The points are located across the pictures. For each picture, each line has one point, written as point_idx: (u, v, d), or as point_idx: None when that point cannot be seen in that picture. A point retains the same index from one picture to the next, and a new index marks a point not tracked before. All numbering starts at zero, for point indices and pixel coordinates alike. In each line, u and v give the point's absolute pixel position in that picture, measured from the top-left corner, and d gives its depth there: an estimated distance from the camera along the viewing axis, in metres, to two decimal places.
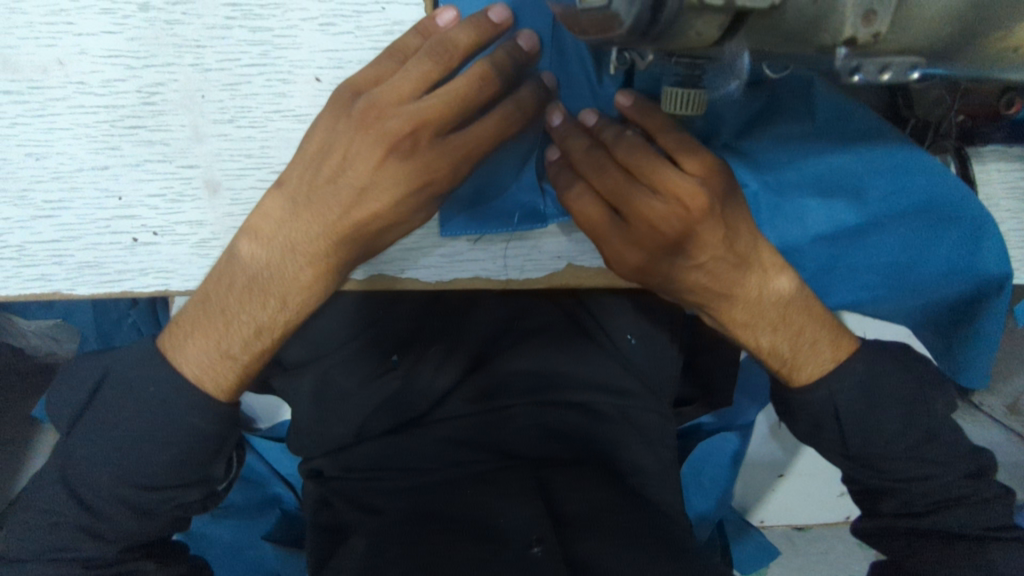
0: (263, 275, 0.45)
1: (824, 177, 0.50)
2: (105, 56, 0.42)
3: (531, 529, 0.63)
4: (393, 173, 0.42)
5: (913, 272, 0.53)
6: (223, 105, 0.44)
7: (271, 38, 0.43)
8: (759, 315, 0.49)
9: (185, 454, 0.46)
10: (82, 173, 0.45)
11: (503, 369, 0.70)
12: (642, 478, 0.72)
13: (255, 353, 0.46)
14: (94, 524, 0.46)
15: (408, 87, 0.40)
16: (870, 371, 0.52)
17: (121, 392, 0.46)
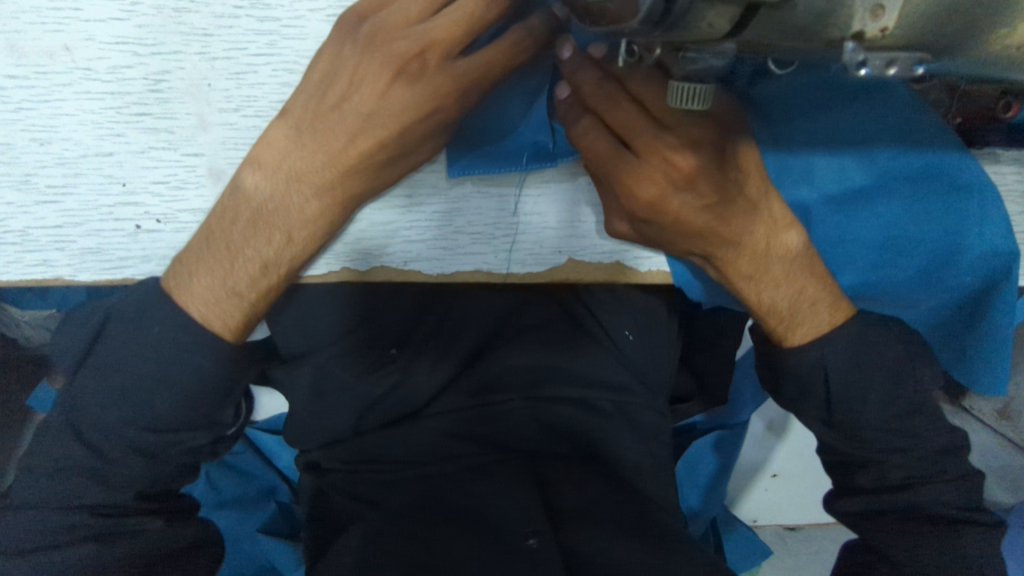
0: (268, 208, 0.45)
1: (834, 143, 0.51)
2: (111, 42, 0.42)
3: (526, 520, 0.62)
4: (400, 98, 0.42)
5: (918, 246, 0.54)
6: (229, 94, 0.44)
7: (279, 28, 0.43)
8: (764, 269, 0.51)
9: (193, 395, 0.47)
10: (87, 159, 0.45)
11: (501, 364, 0.71)
12: (632, 474, 0.74)
13: (261, 290, 0.48)
14: (103, 469, 0.46)
15: (415, 9, 0.40)
16: (861, 332, 0.53)
17: (126, 332, 0.46)
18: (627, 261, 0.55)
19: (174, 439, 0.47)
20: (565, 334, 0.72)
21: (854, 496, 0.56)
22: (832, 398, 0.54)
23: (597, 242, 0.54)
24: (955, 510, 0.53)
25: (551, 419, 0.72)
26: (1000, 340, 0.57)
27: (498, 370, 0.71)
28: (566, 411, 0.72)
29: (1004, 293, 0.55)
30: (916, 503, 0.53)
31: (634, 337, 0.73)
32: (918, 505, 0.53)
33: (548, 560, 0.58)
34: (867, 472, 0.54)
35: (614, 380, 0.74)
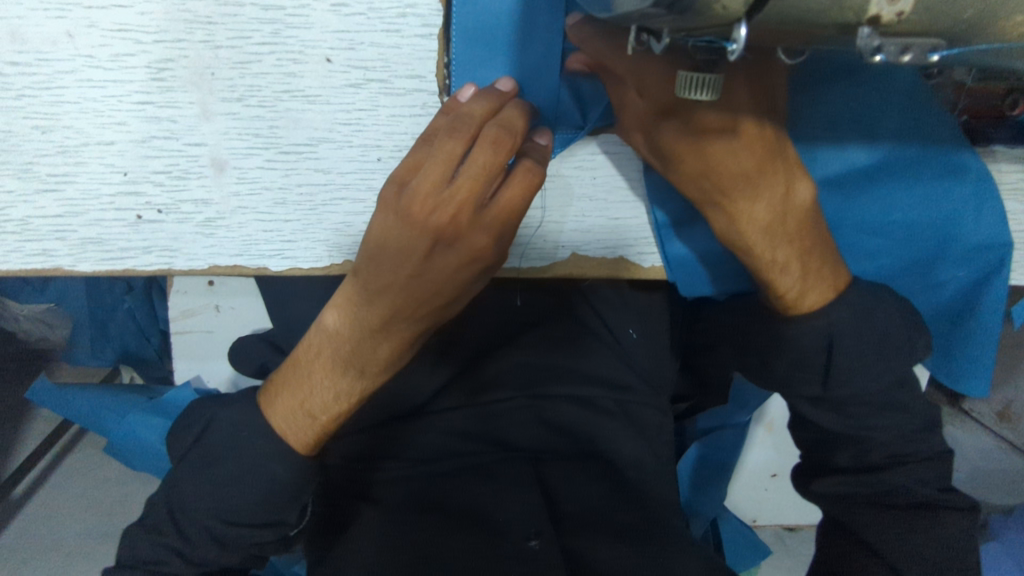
0: (345, 351, 0.48)
1: (838, 127, 0.51)
2: (114, 30, 0.42)
3: (530, 521, 0.63)
4: (442, 260, 0.43)
5: (916, 234, 0.55)
6: (232, 83, 0.44)
7: (283, 17, 0.42)
8: (778, 220, 0.47)
9: (267, 495, 0.51)
10: (88, 148, 0.45)
11: (500, 361, 0.71)
12: (642, 475, 0.72)
13: (334, 413, 0.51)
14: (180, 545, 0.52)
15: (439, 171, 0.39)
16: (864, 304, 0.52)
17: (223, 437, 0.52)
18: (629, 256, 0.55)
19: (243, 533, 0.52)
20: (570, 333, 0.73)
21: (831, 476, 0.56)
22: (831, 363, 0.52)
23: (600, 237, 0.54)
24: (930, 493, 0.54)
25: (554, 419, 0.71)
26: (986, 340, 0.58)
27: (503, 365, 0.71)
28: (567, 411, 0.71)
29: (995, 287, 0.55)
30: (892, 484, 0.53)
31: (638, 336, 0.75)
32: (895, 488, 0.54)
33: (547, 565, 0.60)
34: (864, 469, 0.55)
35: (616, 380, 0.74)
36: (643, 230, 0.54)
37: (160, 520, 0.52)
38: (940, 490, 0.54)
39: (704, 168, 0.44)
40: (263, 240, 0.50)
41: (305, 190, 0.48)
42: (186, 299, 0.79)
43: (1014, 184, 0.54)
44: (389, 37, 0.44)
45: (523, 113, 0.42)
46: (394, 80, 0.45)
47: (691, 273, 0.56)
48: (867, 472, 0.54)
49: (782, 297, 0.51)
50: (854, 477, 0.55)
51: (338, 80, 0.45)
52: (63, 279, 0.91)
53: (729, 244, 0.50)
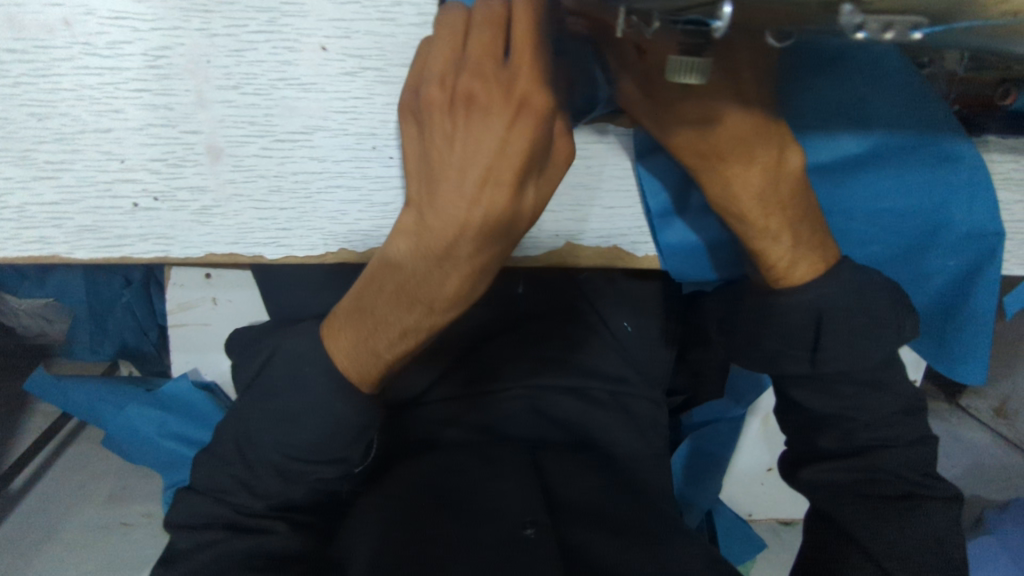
0: (410, 280, 0.47)
1: (831, 115, 0.51)
2: (111, 17, 0.42)
3: (525, 510, 0.61)
4: (482, 126, 0.42)
5: (907, 222, 0.56)
6: (228, 71, 0.44)
7: (279, 5, 0.43)
8: (766, 196, 0.47)
9: (331, 437, 0.50)
10: (85, 135, 0.45)
11: (498, 345, 0.73)
12: (634, 464, 0.73)
13: (399, 351, 0.49)
14: (248, 479, 0.52)
15: (448, 52, 0.41)
16: (853, 283, 0.50)
17: (281, 374, 0.50)
18: (623, 245, 0.55)
19: (308, 469, 0.51)
20: (568, 326, 0.74)
21: (818, 462, 0.58)
22: (819, 341, 0.52)
23: (594, 226, 0.54)
24: (911, 480, 0.56)
25: (551, 410, 0.72)
26: (979, 328, 0.59)
27: (502, 352, 0.72)
28: (565, 403, 0.73)
29: (987, 275, 0.57)
30: (877, 467, 0.55)
31: (633, 328, 0.76)
32: (879, 474, 0.56)
33: (544, 552, 0.57)
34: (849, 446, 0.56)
35: (611, 371, 0.76)
36: (637, 219, 0.54)
37: (229, 458, 0.52)
38: (925, 476, 0.56)
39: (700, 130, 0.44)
40: (258, 228, 0.50)
41: (300, 178, 0.49)
42: (183, 291, 0.79)
43: (1005, 174, 0.54)
44: (384, 26, 0.44)
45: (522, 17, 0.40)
46: (389, 68, 0.46)
47: (689, 259, 0.57)
48: (853, 457, 0.56)
49: (772, 266, 0.51)
50: (842, 461, 0.56)
51: (333, 69, 0.45)
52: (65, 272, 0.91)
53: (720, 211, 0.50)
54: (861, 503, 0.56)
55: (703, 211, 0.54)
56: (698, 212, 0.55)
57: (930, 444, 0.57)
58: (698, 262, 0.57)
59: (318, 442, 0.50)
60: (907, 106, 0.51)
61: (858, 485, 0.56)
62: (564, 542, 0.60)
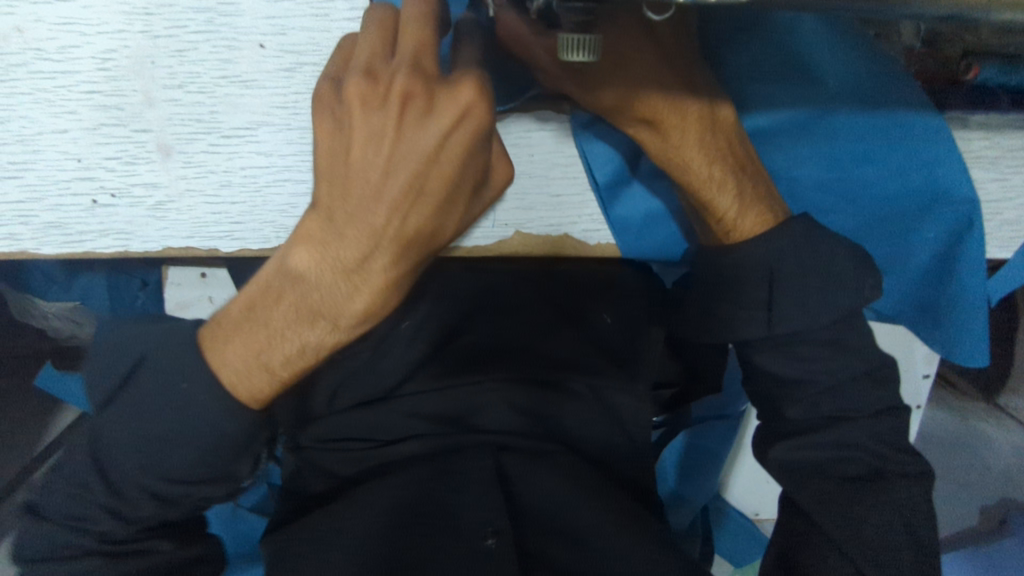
0: (314, 296, 0.42)
1: (773, 76, 0.50)
2: (59, 24, 0.44)
3: (490, 518, 0.61)
4: (415, 130, 0.37)
5: (870, 190, 0.54)
6: (172, 71, 0.46)
7: (215, 6, 0.44)
8: (703, 143, 0.45)
9: (210, 454, 0.45)
10: (43, 137, 0.48)
11: (472, 335, 0.74)
12: (607, 455, 0.73)
13: (294, 370, 0.45)
14: (129, 498, 0.45)
15: (378, 43, 0.38)
16: (806, 235, 0.47)
17: (161, 378, 0.44)
18: (573, 233, 0.56)
19: (186, 490, 0.46)
20: (550, 314, 0.76)
21: (785, 441, 0.50)
22: (773, 299, 0.48)
23: (541, 215, 0.54)
24: (883, 457, 0.49)
25: (525, 403, 0.71)
26: (971, 306, 0.55)
27: (479, 346, 0.73)
28: (544, 398, 0.72)
29: (968, 250, 0.54)
30: (845, 445, 0.49)
31: (612, 321, 0.76)
32: (847, 452, 0.49)
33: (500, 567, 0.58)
34: (817, 426, 0.49)
35: (590, 363, 0.74)
36: (586, 205, 0.55)
37: (89, 477, 0.45)
38: (898, 449, 0.49)
39: (628, 94, 0.41)
40: (212, 222, 0.53)
41: (248, 172, 0.51)
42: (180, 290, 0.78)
43: (976, 152, 0.53)
44: (318, 21, 0.45)
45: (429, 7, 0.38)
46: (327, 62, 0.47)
47: (642, 234, 0.58)
48: (820, 431, 0.49)
49: (720, 219, 0.48)
50: (804, 438, 0.49)
51: (272, 65, 0.46)
52: (89, 276, 0.77)
53: (663, 165, 0.47)
54: (828, 490, 0.49)
55: (653, 176, 0.54)
56: (650, 177, 0.54)
57: (903, 413, 0.50)
58: (664, 229, 0.58)
59: (195, 460, 0.45)
60: (855, 68, 0.50)
61: (827, 470, 0.49)
62: (528, 550, 0.61)
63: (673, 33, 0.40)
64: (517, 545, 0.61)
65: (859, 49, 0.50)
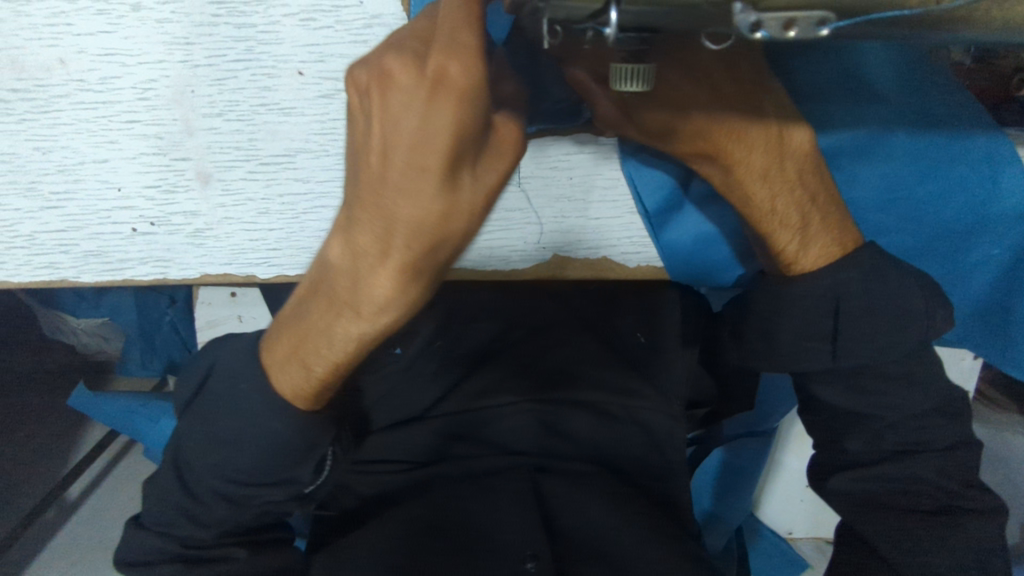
0: (339, 283, 0.39)
1: (827, 96, 0.50)
2: (101, 54, 0.44)
3: (527, 542, 0.61)
4: (400, 110, 0.32)
5: (933, 208, 0.52)
6: (211, 99, 0.46)
7: (255, 34, 0.44)
8: (773, 172, 0.43)
9: (272, 456, 0.45)
10: (84, 166, 0.48)
11: (505, 351, 0.73)
12: (652, 479, 0.71)
13: (335, 367, 0.42)
14: (192, 509, 0.46)
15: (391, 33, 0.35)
16: (874, 266, 0.46)
17: (222, 386, 0.45)
18: (613, 255, 0.55)
19: (254, 492, 0.46)
20: (586, 333, 0.74)
21: (843, 471, 0.49)
22: (839, 329, 0.46)
23: (580, 238, 0.54)
24: (948, 489, 0.48)
25: (555, 423, 0.70)
26: None
27: (512, 363, 0.72)
28: (576, 419, 0.70)
29: None
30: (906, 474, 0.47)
31: (646, 340, 0.75)
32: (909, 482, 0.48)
33: None
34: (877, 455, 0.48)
35: (623, 385, 0.73)
36: (627, 227, 0.54)
37: (170, 485, 0.46)
38: (968, 486, 0.48)
39: (680, 119, 0.40)
40: (249, 248, 0.52)
41: (287, 199, 0.50)
42: (211, 310, 0.76)
43: None
44: (357, 48, 0.45)
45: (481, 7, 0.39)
46: None
47: (690, 261, 0.56)
48: (879, 462, 0.48)
49: (782, 251, 0.47)
50: (865, 469, 0.48)
51: (311, 92, 0.46)
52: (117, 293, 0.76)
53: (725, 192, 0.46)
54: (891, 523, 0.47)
55: (705, 198, 0.53)
56: (701, 200, 0.53)
57: (975, 450, 0.48)
58: (718, 252, 0.56)
59: (258, 465, 0.45)
60: (913, 86, 0.50)
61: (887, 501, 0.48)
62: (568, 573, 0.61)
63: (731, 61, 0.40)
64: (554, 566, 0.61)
65: (915, 70, 0.49)
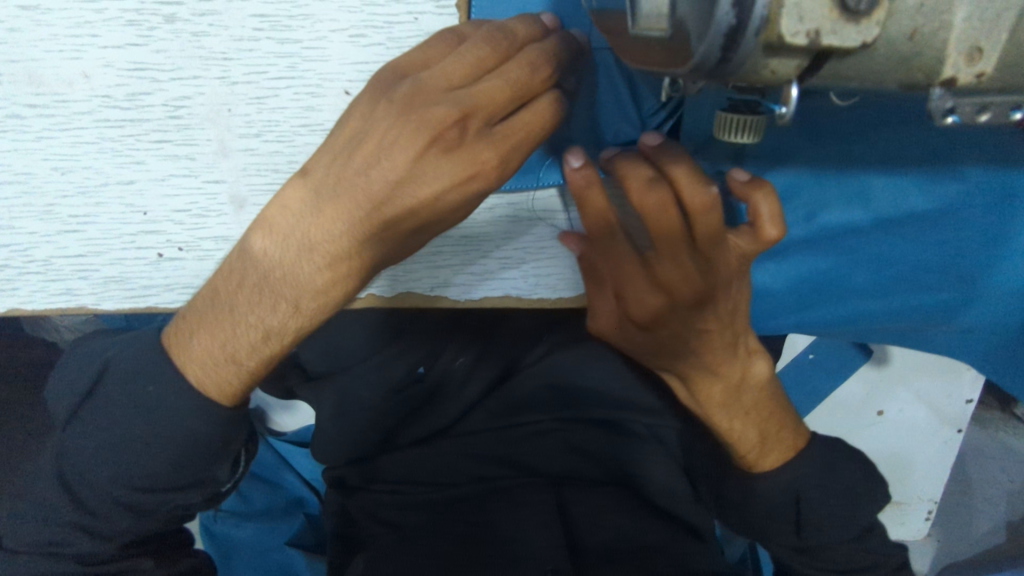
0: (277, 275, 0.40)
1: (901, 163, 0.45)
2: (130, 69, 0.40)
3: (551, 553, 0.59)
4: (434, 166, 0.37)
5: (996, 274, 0.48)
6: (249, 119, 0.43)
7: (300, 50, 0.41)
8: (735, 399, 0.50)
9: (176, 460, 0.44)
10: (108, 188, 0.44)
11: (523, 367, 0.65)
12: (680, 506, 0.64)
13: (262, 359, 0.43)
14: (92, 523, 0.45)
15: (459, 72, 0.35)
16: (825, 460, 0.53)
17: (119, 388, 0.44)
18: None
19: (164, 497, 0.45)
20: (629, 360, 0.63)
21: None
22: (800, 518, 0.52)
23: None
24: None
25: (582, 442, 0.65)
26: None
27: (535, 381, 0.64)
28: (597, 437, 0.65)
29: None
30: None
31: None
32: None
33: None
34: None
35: (650, 403, 0.64)
36: None
37: (59, 499, 0.44)
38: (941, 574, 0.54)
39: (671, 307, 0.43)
40: None
41: None
42: None
43: None
44: None
45: (565, 46, 0.37)
46: None
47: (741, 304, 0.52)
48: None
49: (745, 454, 0.52)
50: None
51: None
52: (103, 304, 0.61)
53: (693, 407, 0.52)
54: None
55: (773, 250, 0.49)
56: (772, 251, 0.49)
57: None
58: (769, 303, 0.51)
59: (159, 471, 0.44)
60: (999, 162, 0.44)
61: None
62: None
63: (729, 303, 0.44)
64: None
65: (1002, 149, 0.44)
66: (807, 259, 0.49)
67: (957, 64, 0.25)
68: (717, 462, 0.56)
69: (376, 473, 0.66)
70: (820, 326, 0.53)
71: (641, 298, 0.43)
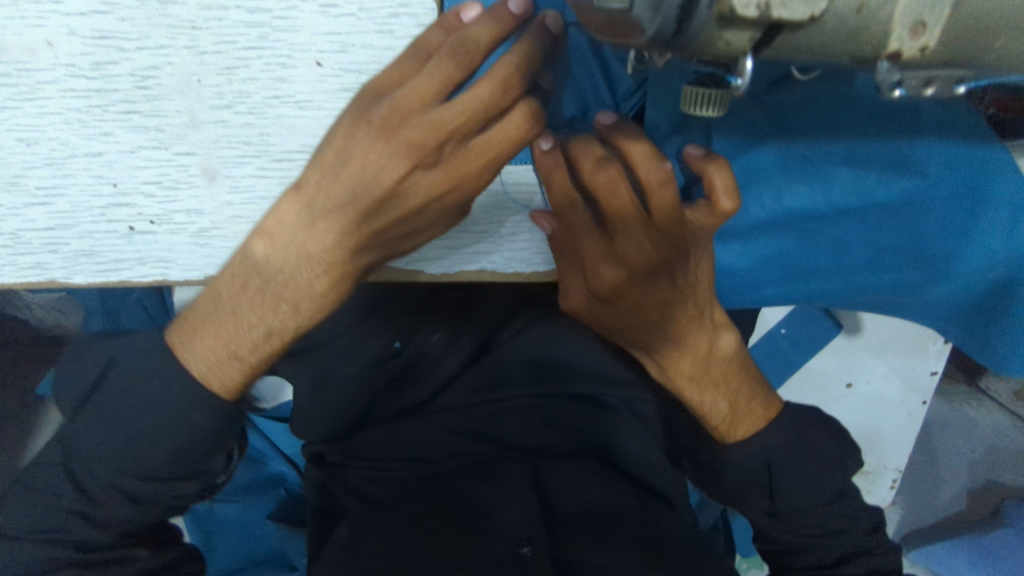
0: (275, 278, 0.41)
1: (862, 144, 0.47)
2: (95, 37, 0.40)
3: (524, 523, 0.60)
4: (418, 185, 0.38)
5: (954, 258, 0.49)
6: (220, 90, 0.42)
7: (270, 20, 0.40)
8: (703, 369, 0.51)
9: (179, 452, 0.44)
10: (76, 159, 0.44)
11: (501, 342, 0.66)
12: (648, 475, 0.68)
13: (266, 354, 0.44)
14: (87, 510, 0.45)
15: (431, 89, 0.34)
16: (793, 425, 0.55)
17: (122, 383, 0.44)
18: None
19: (164, 487, 0.45)
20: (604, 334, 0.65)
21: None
22: (775, 483, 0.54)
23: None
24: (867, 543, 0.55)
25: (558, 416, 0.67)
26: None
27: (512, 358, 0.65)
28: (572, 410, 0.67)
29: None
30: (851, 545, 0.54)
31: None
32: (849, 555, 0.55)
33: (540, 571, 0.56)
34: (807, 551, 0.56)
35: (625, 376, 0.66)
36: None
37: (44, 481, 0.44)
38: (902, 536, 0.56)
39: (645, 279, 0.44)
40: None
41: None
42: None
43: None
44: (382, 39, 0.41)
45: (535, 44, 0.36)
46: None
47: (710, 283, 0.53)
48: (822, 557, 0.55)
49: (715, 426, 0.53)
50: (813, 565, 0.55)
51: (329, 85, 0.42)
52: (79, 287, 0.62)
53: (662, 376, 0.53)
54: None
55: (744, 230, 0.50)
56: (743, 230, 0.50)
57: None
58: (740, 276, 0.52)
59: (161, 462, 0.44)
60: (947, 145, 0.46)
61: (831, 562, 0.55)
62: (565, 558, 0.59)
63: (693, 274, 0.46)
64: (552, 552, 0.59)
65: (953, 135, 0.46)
66: (770, 241, 0.50)
67: (902, 38, 0.26)
68: (697, 435, 0.58)
69: (359, 450, 0.67)
70: (785, 301, 0.55)
71: (600, 272, 0.44)
